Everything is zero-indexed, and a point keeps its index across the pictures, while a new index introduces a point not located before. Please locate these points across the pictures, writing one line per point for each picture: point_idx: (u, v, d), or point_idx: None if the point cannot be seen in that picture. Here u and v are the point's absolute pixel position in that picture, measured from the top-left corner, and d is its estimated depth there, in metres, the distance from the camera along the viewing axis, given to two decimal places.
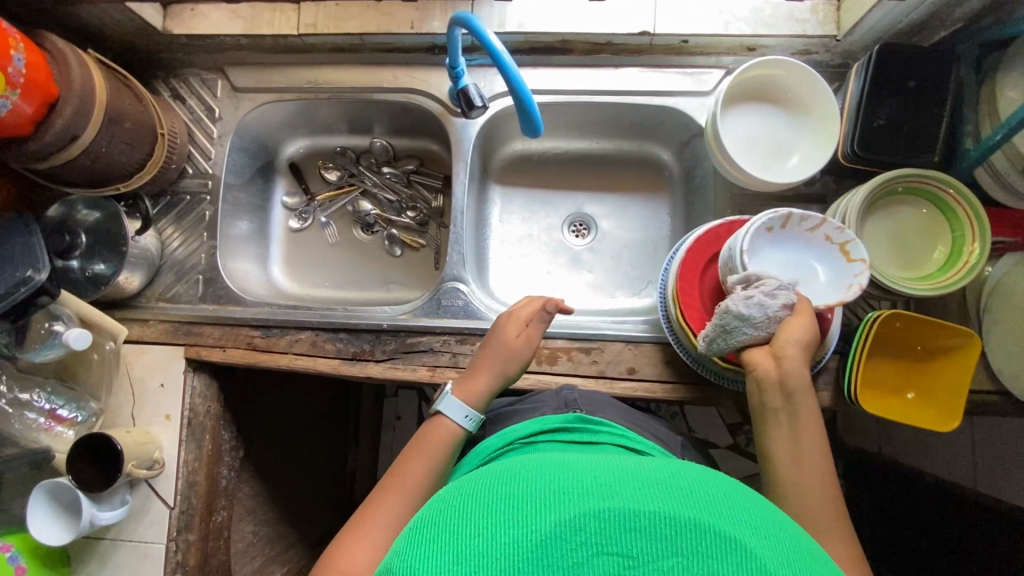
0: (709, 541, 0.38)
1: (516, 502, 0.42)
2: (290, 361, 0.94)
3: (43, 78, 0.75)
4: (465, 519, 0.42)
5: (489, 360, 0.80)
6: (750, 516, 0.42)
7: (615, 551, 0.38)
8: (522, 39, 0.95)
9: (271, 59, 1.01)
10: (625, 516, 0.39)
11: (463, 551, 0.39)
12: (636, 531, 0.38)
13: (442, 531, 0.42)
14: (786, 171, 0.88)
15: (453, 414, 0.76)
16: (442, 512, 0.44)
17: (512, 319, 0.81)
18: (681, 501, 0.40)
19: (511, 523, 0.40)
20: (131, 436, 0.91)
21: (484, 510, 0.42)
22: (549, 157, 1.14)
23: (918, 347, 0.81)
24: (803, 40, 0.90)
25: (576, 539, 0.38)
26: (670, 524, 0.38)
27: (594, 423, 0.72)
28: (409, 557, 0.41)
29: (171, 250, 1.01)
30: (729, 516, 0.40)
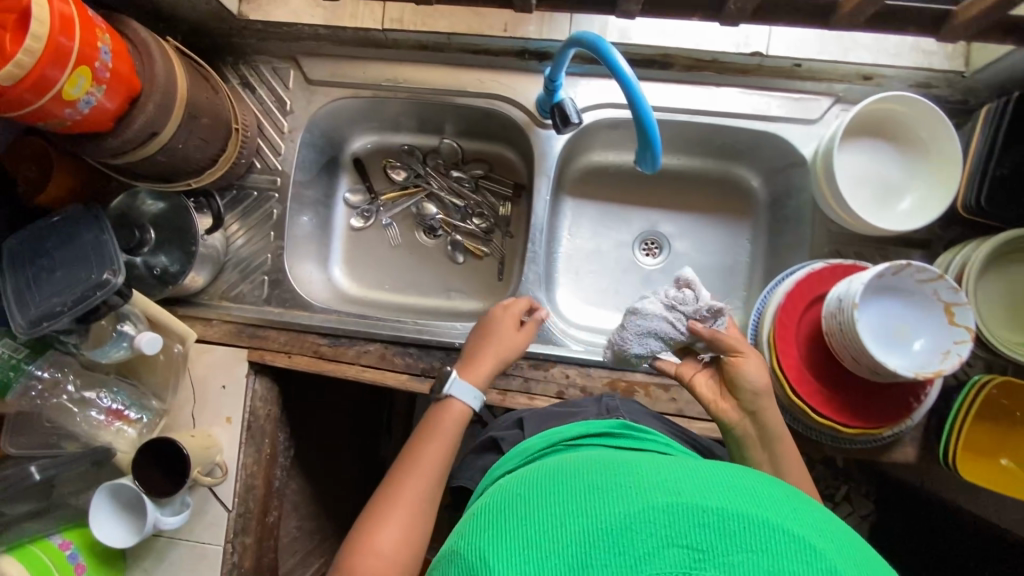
0: (781, 542, 0.35)
1: (579, 491, 0.39)
2: (357, 373, 0.91)
3: (126, 70, 0.69)
4: (527, 507, 0.40)
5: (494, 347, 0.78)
6: (821, 519, 0.38)
7: (682, 543, 0.35)
8: (622, 50, 0.89)
9: (348, 52, 0.96)
10: (694, 511, 0.36)
11: (528, 535, 0.37)
12: (703, 527, 0.35)
13: (506, 515, 0.40)
14: (895, 216, 0.83)
15: (461, 397, 0.73)
16: (506, 495, 0.42)
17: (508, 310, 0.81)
18: (749, 499, 0.37)
19: (575, 513, 0.38)
20: (194, 440, 0.89)
21: (546, 497, 0.40)
22: (626, 171, 1.09)
23: (1018, 413, 0.78)
24: (924, 73, 0.84)
25: (644, 531, 0.35)
26: (738, 520, 0.35)
27: (640, 429, 0.61)
28: (476, 540, 0.39)
29: (236, 247, 0.97)
30: (800, 518, 0.37)
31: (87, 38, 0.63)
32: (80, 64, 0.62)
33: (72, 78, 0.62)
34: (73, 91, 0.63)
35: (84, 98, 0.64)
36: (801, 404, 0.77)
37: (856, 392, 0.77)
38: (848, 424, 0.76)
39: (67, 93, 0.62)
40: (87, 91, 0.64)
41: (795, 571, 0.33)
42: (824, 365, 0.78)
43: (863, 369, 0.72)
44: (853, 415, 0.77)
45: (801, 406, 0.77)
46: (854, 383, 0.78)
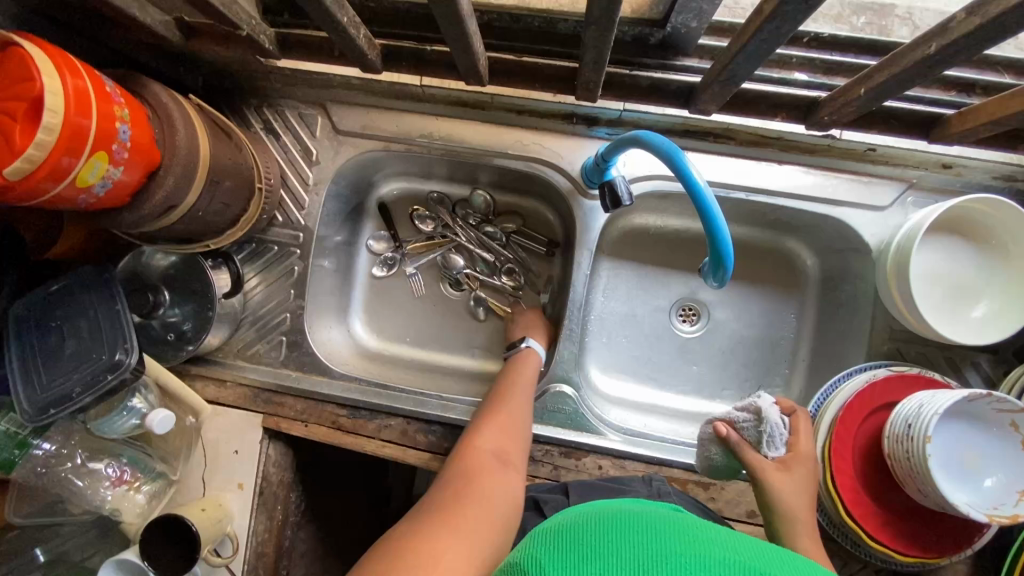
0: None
1: (638, 525, 0.39)
2: (377, 448, 0.87)
3: (147, 143, 0.63)
4: (590, 528, 0.40)
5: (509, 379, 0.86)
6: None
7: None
8: (680, 121, 0.81)
9: (381, 102, 0.89)
10: (750, 569, 0.35)
11: (588, 547, 0.37)
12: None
13: (570, 530, 0.40)
14: (968, 323, 0.76)
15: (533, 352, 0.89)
16: (568, 519, 0.43)
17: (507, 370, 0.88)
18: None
19: (635, 540, 0.38)
20: (205, 512, 0.85)
21: (606, 526, 0.40)
22: (667, 234, 1.03)
23: None
24: (1010, 167, 0.77)
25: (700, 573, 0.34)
26: None
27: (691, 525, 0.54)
28: (534, 552, 0.39)
29: (253, 303, 0.92)
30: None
31: (105, 118, 0.57)
32: (97, 148, 0.56)
33: (88, 164, 0.56)
34: (88, 176, 0.57)
35: (100, 182, 0.58)
36: (855, 527, 0.71)
37: (913, 516, 0.72)
38: (902, 552, 0.71)
39: (82, 178, 0.56)
40: (103, 175, 0.58)
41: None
42: (879, 484, 0.73)
43: (927, 499, 0.68)
44: (910, 542, 0.71)
45: (856, 530, 0.71)
46: (911, 506, 0.72)
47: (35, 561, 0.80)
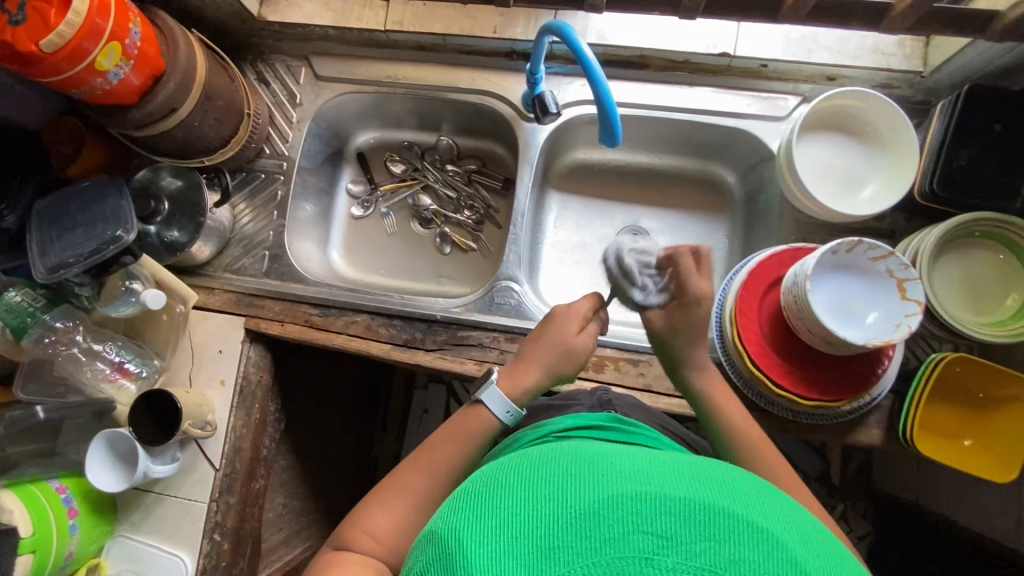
0: (741, 530, 0.36)
1: (554, 478, 0.41)
2: (343, 341, 0.97)
3: (153, 52, 0.79)
4: (506, 489, 0.41)
5: (540, 354, 0.75)
6: (789, 515, 0.40)
7: (648, 529, 0.36)
8: (602, 51, 0.96)
9: (354, 52, 1.06)
10: (659, 500, 0.38)
11: (509, 517, 0.39)
12: (670, 515, 0.37)
13: (491, 494, 0.41)
14: (858, 203, 0.88)
15: (493, 405, 0.71)
16: (490, 479, 0.44)
17: (571, 315, 0.77)
18: (714, 490, 0.39)
19: (555, 497, 0.39)
20: (189, 397, 0.95)
21: (522, 484, 0.41)
22: (610, 168, 1.14)
23: (980, 395, 0.80)
24: (886, 73, 0.89)
25: (613, 517, 0.37)
26: (703, 510, 0.37)
27: (627, 425, 0.67)
28: (459, 519, 0.40)
29: (241, 224, 1.06)
30: (762, 509, 0.39)
31: (120, 20, 0.74)
32: (112, 40, 0.73)
33: (105, 50, 0.73)
34: (104, 62, 0.74)
35: (113, 70, 0.75)
36: (760, 375, 0.79)
37: (813, 367, 0.80)
38: (804, 396, 0.79)
39: (100, 63, 0.73)
40: (116, 64, 0.75)
41: (754, 561, 0.35)
42: (784, 341, 0.82)
43: (818, 339, 0.75)
44: (809, 388, 0.79)
45: (761, 378, 0.79)
46: (812, 359, 0.81)
47: (35, 416, 0.89)
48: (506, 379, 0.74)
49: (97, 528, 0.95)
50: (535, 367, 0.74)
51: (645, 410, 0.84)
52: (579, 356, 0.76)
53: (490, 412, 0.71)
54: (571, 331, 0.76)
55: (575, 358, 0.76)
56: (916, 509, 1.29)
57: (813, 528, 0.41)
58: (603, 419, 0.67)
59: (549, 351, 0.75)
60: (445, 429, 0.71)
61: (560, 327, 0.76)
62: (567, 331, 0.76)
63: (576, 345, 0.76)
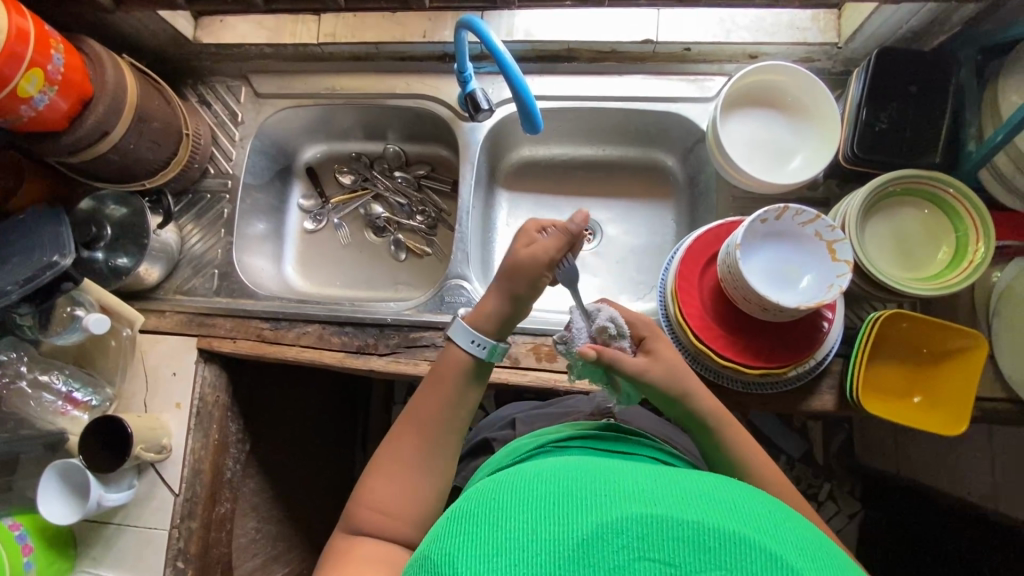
0: (756, 557, 0.35)
1: (553, 499, 0.40)
2: (296, 353, 0.97)
3: (79, 78, 0.81)
4: (503, 511, 0.40)
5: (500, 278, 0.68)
6: (805, 537, 0.39)
7: (654, 556, 0.35)
8: (529, 47, 0.98)
9: (292, 67, 1.08)
10: (666, 524, 0.37)
11: (501, 542, 0.38)
12: (678, 541, 0.36)
13: (485, 515, 0.40)
14: (788, 173, 0.89)
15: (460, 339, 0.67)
16: (483, 498, 0.43)
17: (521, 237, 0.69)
18: (724, 513, 0.38)
19: (553, 521, 0.38)
20: (141, 421, 0.93)
21: (521, 504, 0.40)
22: (556, 163, 1.15)
23: (924, 350, 0.80)
24: (803, 47, 0.91)
25: (617, 543, 0.36)
26: (714, 536, 0.36)
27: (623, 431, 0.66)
28: (448, 543, 0.39)
29: (190, 245, 1.06)
30: (774, 534, 0.38)
31: (40, 47, 0.75)
32: (33, 66, 0.74)
33: (26, 76, 0.74)
34: (27, 88, 0.74)
35: (38, 95, 0.76)
36: (703, 348, 0.80)
37: (758, 336, 0.81)
38: (750, 365, 0.79)
39: (22, 89, 0.74)
40: (40, 90, 0.76)
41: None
42: (726, 314, 0.82)
43: (754, 307, 0.76)
44: (755, 356, 0.80)
45: (705, 351, 0.80)
46: (757, 328, 0.81)
47: None
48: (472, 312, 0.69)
49: (56, 566, 0.93)
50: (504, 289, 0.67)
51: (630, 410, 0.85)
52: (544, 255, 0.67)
53: (459, 349, 0.67)
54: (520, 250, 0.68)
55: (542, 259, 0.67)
56: (895, 479, 1.28)
57: (831, 555, 0.40)
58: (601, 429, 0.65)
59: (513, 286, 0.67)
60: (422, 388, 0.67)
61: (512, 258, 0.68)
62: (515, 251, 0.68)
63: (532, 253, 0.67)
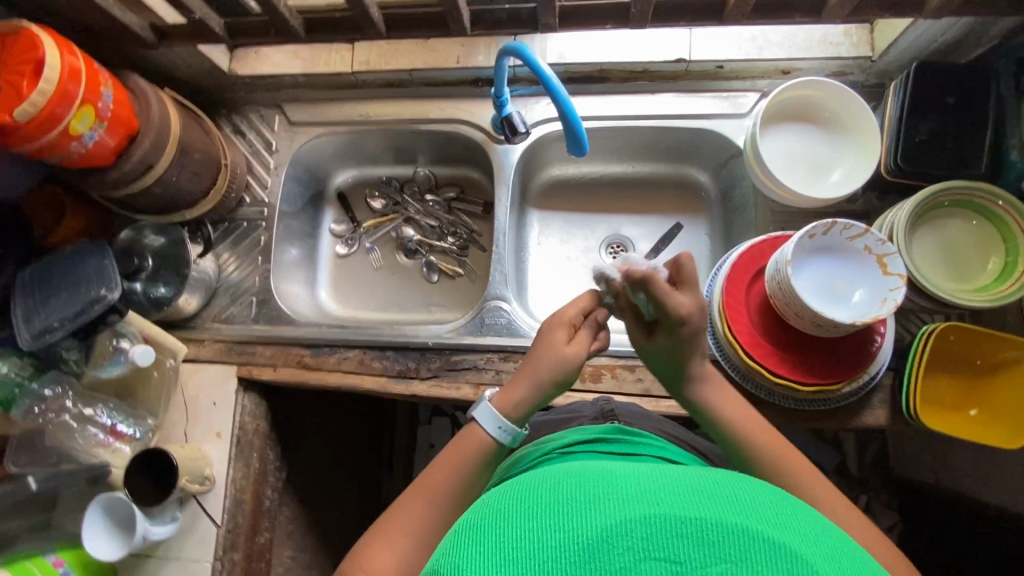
0: (764, 549, 0.33)
1: (554, 503, 0.37)
2: (338, 379, 0.96)
3: (126, 114, 0.82)
4: (502, 520, 0.37)
5: (533, 369, 0.67)
6: (815, 527, 0.36)
7: (659, 556, 0.33)
8: (562, 69, 0.99)
9: (325, 96, 1.09)
10: (672, 522, 0.34)
11: (500, 550, 0.35)
12: (683, 538, 0.33)
13: (484, 527, 0.37)
14: (828, 187, 0.89)
15: (484, 422, 0.66)
16: (482, 510, 0.39)
17: (562, 321, 0.69)
18: (732, 506, 0.35)
19: (553, 527, 0.35)
20: (184, 452, 0.93)
21: (521, 511, 0.37)
22: (586, 181, 1.15)
23: (978, 362, 0.80)
24: (837, 62, 0.92)
25: (623, 545, 0.33)
26: (721, 531, 0.33)
27: (633, 433, 0.66)
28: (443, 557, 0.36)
29: (227, 273, 1.06)
30: (782, 523, 0.35)
31: (91, 85, 0.76)
32: (85, 104, 0.75)
33: (78, 115, 0.75)
34: (78, 126, 0.75)
35: (87, 132, 0.77)
36: (755, 365, 0.79)
37: (808, 352, 0.80)
38: (803, 382, 0.79)
39: (73, 127, 0.75)
40: (90, 127, 0.77)
41: None
42: (775, 330, 0.82)
43: (807, 323, 0.75)
44: (807, 373, 0.79)
45: (757, 369, 0.79)
46: (807, 343, 0.81)
47: None
48: (498, 394, 0.68)
49: None
50: (529, 386, 0.67)
51: (649, 417, 0.83)
52: (575, 362, 0.68)
53: (484, 432, 0.65)
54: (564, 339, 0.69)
55: (571, 367, 0.68)
56: (937, 491, 1.26)
57: (841, 544, 0.37)
58: (608, 431, 0.66)
59: (540, 378, 0.67)
60: (438, 460, 0.66)
61: (553, 344, 0.68)
62: (559, 341, 0.68)
63: (569, 353, 0.68)
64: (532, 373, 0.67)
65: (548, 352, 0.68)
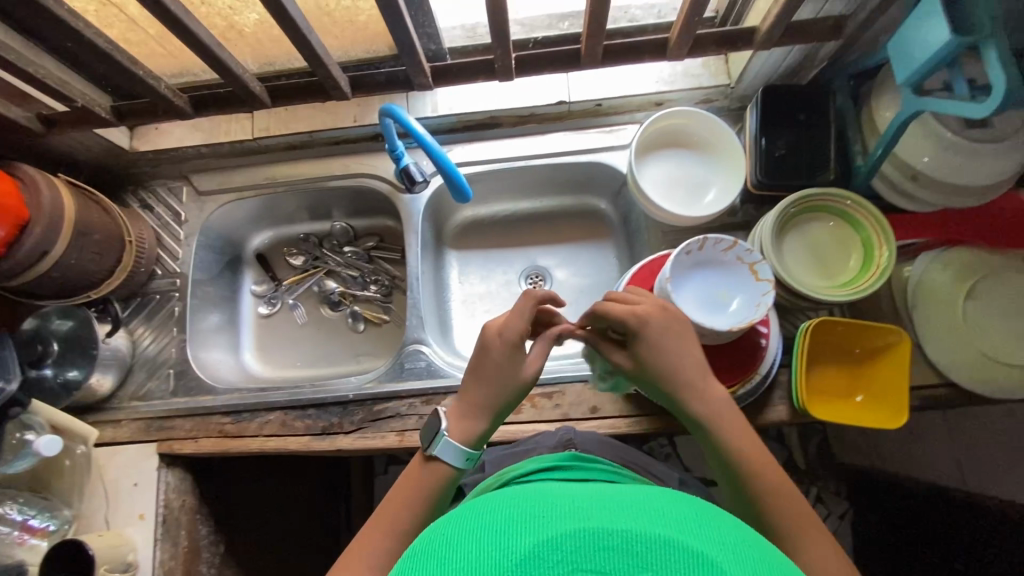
0: (682, 557, 0.35)
1: (498, 525, 0.39)
2: (260, 443, 0.95)
3: (14, 203, 0.82)
4: (449, 545, 0.38)
5: (489, 397, 0.69)
6: (738, 539, 0.39)
7: (587, 568, 0.35)
8: (455, 119, 1.05)
9: (231, 163, 1.12)
10: (600, 535, 0.36)
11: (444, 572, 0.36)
12: (609, 550, 0.36)
13: (432, 554, 0.39)
14: (706, 205, 0.96)
15: (446, 455, 0.68)
16: (434, 536, 0.41)
17: (511, 339, 0.69)
18: (658, 519, 0.38)
19: (496, 544, 0.37)
20: (103, 540, 0.90)
21: (466, 534, 0.39)
22: (497, 219, 1.19)
23: (856, 351, 0.86)
24: (701, 91, 1.01)
25: (552, 559, 0.35)
26: (644, 542, 0.36)
27: (588, 458, 0.66)
28: None
29: (142, 348, 1.05)
30: (701, 533, 0.38)
31: None
32: None
33: None
34: None
35: None
36: None
37: (702, 360, 0.85)
38: None
39: None
40: None
41: None
42: None
43: (693, 333, 0.80)
44: None
45: None
46: (702, 352, 0.86)
47: None
48: (455, 426, 0.69)
49: None
50: (488, 413, 0.69)
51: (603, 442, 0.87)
52: (530, 379, 0.71)
53: (443, 463, 0.67)
54: (514, 362, 0.69)
55: (525, 385, 0.71)
56: None
57: (765, 557, 0.39)
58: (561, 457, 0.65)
59: (496, 403, 0.69)
60: (391, 493, 0.67)
61: (508, 367, 0.69)
62: (513, 363, 0.69)
63: (525, 372, 0.70)
64: (490, 398, 0.69)
65: (505, 376, 0.69)
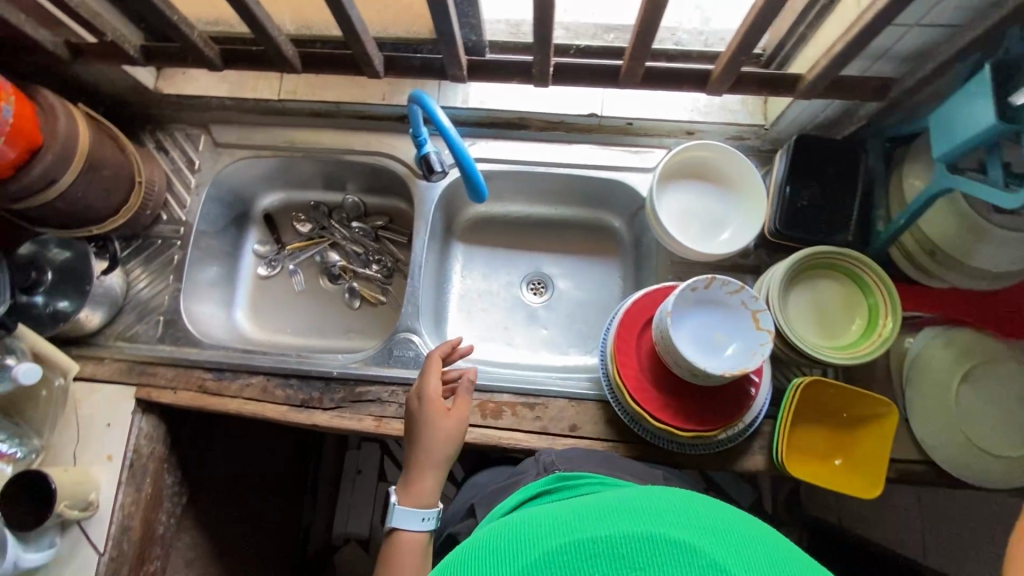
0: (665, 553, 0.35)
1: (483, 553, 0.39)
2: (238, 405, 0.95)
3: (30, 127, 0.81)
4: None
5: (422, 457, 0.81)
6: (726, 517, 0.39)
7: None
8: (484, 114, 1.04)
9: (253, 120, 1.11)
10: (581, 547, 0.36)
11: None
12: (594, 561, 0.36)
13: None
14: (720, 243, 0.95)
15: (408, 524, 0.77)
16: None
17: (426, 400, 0.85)
18: (638, 519, 0.38)
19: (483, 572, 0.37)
20: (68, 476, 0.90)
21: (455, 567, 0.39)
22: (508, 219, 1.18)
23: (844, 414, 0.85)
24: (734, 127, 0.99)
25: None
26: (624, 542, 0.36)
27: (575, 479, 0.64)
28: None
29: (136, 290, 1.05)
30: (684, 522, 0.38)
31: None
32: None
33: None
34: None
35: None
36: (640, 410, 0.84)
37: (689, 398, 0.85)
38: (683, 428, 0.83)
39: None
40: None
41: None
42: (661, 376, 0.86)
43: (685, 371, 0.80)
44: (687, 419, 0.84)
45: (643, 414, 0.84)
46: (690, 390, 0.85)
47: None
48: (404, 495, 0.80)
49: None
50: (429, 468, 0.80)
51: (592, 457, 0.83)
52: (457, 431, 0.84)
53: (411, 531, 0.77)
54: (436, 417, 0.84)
55: (455, 437, 0.83)
56: None
57: (762, 529, 0.39)
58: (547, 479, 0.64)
59: (438, 460, 0.81)
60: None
61: (434, 425, 0.83)
62: (435, 420, 0.83)
63: (449, 425, 0.84)
64: (425, 454, 0.81)
65: (435, 434, 0.82)
